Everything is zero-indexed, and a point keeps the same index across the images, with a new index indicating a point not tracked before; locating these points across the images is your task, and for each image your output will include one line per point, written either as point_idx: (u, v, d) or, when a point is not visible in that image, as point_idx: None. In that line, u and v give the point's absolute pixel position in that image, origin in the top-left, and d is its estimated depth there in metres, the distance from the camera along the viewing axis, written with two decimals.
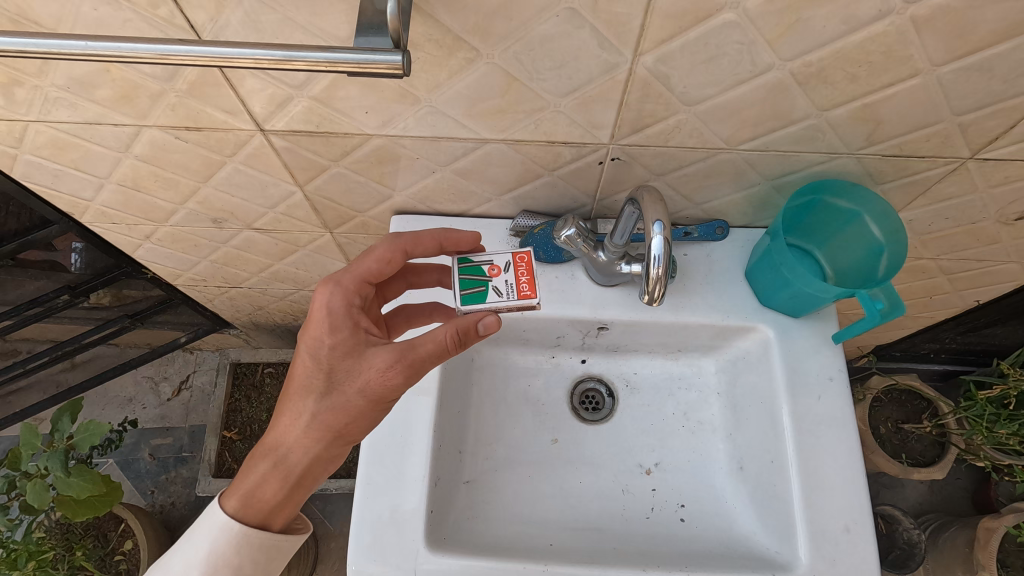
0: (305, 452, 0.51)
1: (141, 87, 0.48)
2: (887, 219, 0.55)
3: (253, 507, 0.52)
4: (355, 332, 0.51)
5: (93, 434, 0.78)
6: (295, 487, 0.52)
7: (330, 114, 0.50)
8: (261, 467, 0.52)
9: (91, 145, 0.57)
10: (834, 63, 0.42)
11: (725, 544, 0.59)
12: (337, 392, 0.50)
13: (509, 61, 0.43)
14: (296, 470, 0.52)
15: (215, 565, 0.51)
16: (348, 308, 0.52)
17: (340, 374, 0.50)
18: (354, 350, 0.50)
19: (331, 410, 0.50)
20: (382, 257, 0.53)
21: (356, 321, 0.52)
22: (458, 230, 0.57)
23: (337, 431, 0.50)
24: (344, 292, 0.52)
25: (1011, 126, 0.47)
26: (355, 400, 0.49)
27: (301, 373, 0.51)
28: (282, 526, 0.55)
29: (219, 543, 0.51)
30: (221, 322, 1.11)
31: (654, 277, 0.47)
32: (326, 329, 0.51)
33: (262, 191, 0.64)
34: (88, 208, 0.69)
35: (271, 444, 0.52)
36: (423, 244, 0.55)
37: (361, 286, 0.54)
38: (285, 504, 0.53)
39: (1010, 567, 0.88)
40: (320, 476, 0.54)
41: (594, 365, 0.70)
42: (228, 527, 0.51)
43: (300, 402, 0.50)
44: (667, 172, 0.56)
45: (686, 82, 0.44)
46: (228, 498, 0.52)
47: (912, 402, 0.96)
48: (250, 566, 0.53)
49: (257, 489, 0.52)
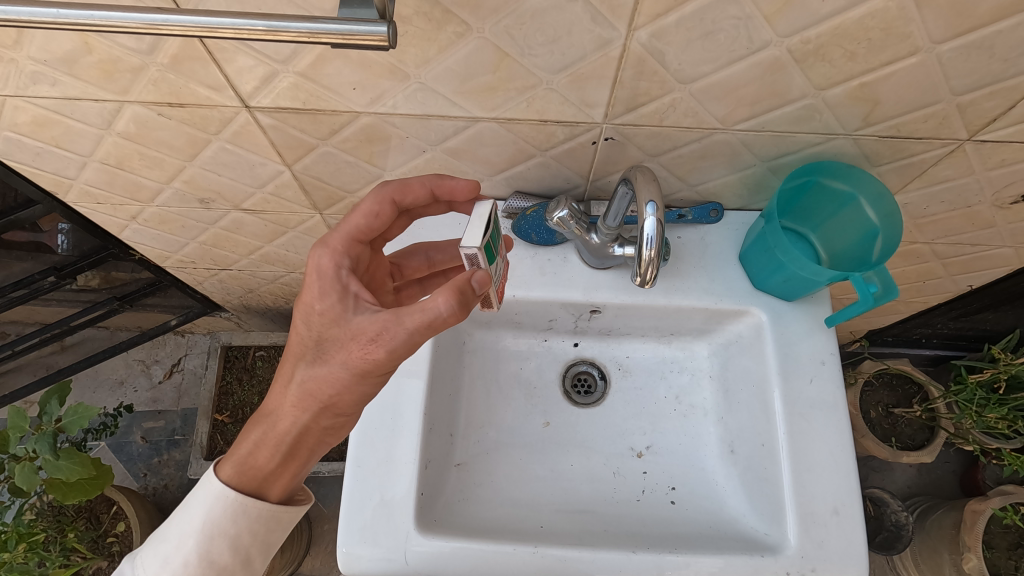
0: (294, 420, 0.51)
1: (121, 61, 0.47)
2: (882, 200, 0.54)
3: (248, 475, 0.52)
4: (343, 296, 0.50)
5: (82, 416, 0.77)
6: (289, 455, 0.52)
7: (316, 90, 0.49)
8: (255, 433, 0.52)
9: (72, 122, 0.55)
10: (832, 40, 0.41)
11: (714, 525, 0.59)
12: (322, 361, 0.49)
13: (499, 36, 0.42)
14: (286, 439, 0.51)
15: (211, 533, 0.50)
16: (337, 270, 0.51)
17: (328, 343, 0.49)
18: (340, 317, 0.49)
19: (316, 378, 0.49)
20: (369, 210, 0.54)
21: (345, 284, 0.51)
22: (451, 178, 0.55)
23: (323, 401, 0.50)
24: (333, 252, 0.52)
25: (1010, 107, 0.46)
26: (337, 370, 0.48)
27: (295, 340, 0.51)
28: (280, 497, 0.54)
29: (215, 512, 0.51)
30: (212, 305, 1.10)
31: (647, 258, 0.46)
32: (316, 294, 0.50)
33: (249, 170, 0.63)
34: (71, 187, 0.67)
35: (265, 411, 0.53)
36: (414, 191, 0.55)
37: (350, 244, 0.54)
38: (279, 472, 0.52)
39: (995, 549, 0.90)
40: (314, 449, 0.53)
41: (586, 348, 0.70)
42: (225, 495, 0.51)
43: (291, 368, 0.51)
44: (662, 152, 0.55)
45: (681, 58, 0.43)
46: (223, 465, 0.52)
47: (903, 387, 0.96)
48: (248, 537, 0.52)
49: (250, 455, 0.52)
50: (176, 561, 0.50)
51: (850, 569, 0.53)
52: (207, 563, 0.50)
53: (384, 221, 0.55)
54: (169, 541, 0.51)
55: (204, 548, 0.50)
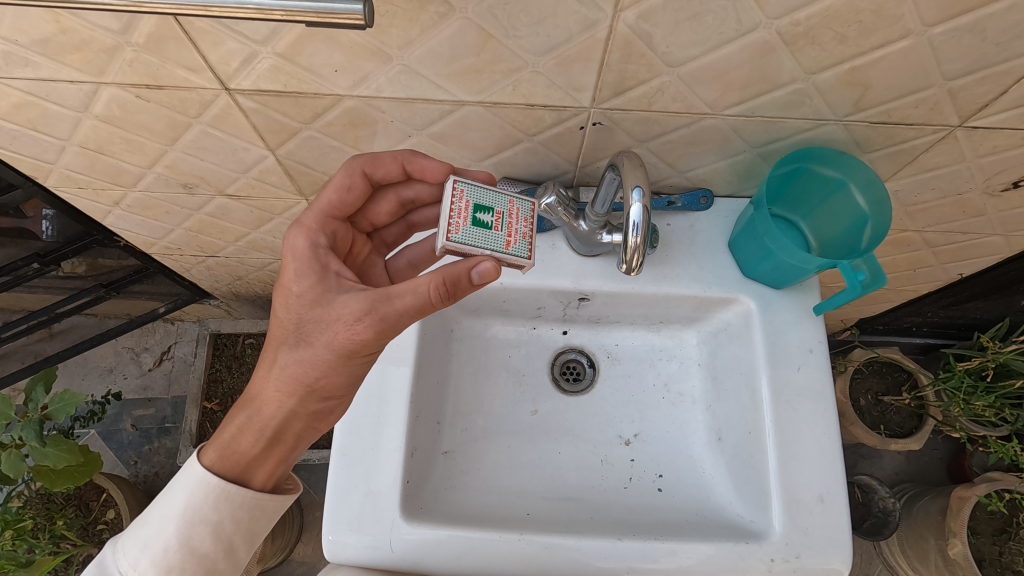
0: (280, 406, 0.51)
1: (95, 41, 0.45)
2: (873, 187, 0.53)
3: (231, 460, 0.51)
4: (323, 276, 0.51)
5: (69, 403, 0.76)
6: (273, 441, 0.52)
7: (297, 72, 0.48)
8: (239, 419, 0.52)
9: (48, 105, 0.54)
10: (822, 22, 0.40)
11: (701, 512, 0.59)
12: (305, 344, 0.50)
13: (483, 16, 0.41)
14: (271, 425, 0.52)
15: (192, 519, 0.49)
16: (314, 248, 0.53)
17: (310, 325, 0.49)
18: (322, 297, 0.50)
19: (301, 362, 0.50)
20: (341, 184, 0.55)
21: (324, 263, 0.52)
22: (424, 155, 0.54)
23: (309, 384, 0.51)
24: (307, 231, 0.53)
25: (1001, 93, 0.45)
26: (323, 353, 0.49)
27: (276, 326, 0.51)
28: (265, 485, 0.54)
29: (197, 498, 0.50)
30: (201, 292, 1.09)
31: (633, 245, 0.46)
32: (293, 276, 0.51)
33: (232, 155, 0.62)
34: (52, 172, 0.66)
35: (248, 397, 0.53)
36: (385, 164, 0.54)
37: (325, 222, 0.55)
38: (264, 458, 0.53)
39: (980, 535, 0.91)
40: (300, 436, 0.54)
41: (575, 337, 0.69)
42: (207, 480, 0.50)
43: (274, 352, 0.52)
44: (651, 138, 0.55)
45: (669, 41, 0.42)
46: (206, 450, 0.52)
47: (893, 374, 0.96)
48: (230, 525, 0.51)
49: (234, 440, 0.52)
50: (156, 547, 0.49)
51: (834, 555, 0.53)
52: (188, 549, 0.49)
53: (355, 195, 0.56)
54: (150, 525, 0.50)
55: (184, 534, 0.49)
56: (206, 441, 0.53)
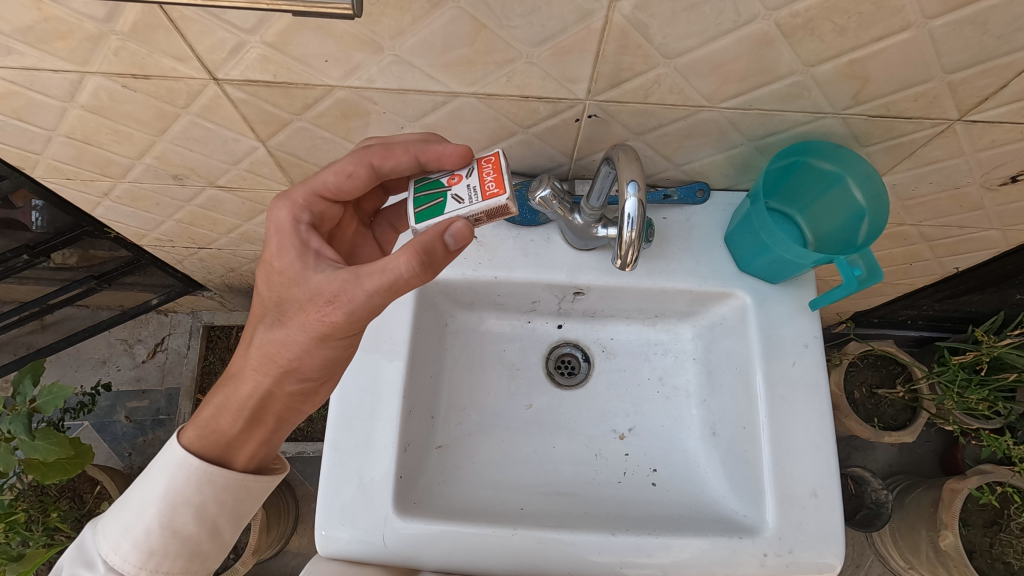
0: (255, 384, 0.51)
1: (79, 29, 0.44)
2: (870, 181, 0.53)
3: (211, 439, 0.51)
4: (303, 252, 0.49)
5: (57, 396, 0.75)
6: (253, 420, 0.52)
7: (287, 61, 0.47)
8: (218, 398, 0.52)
9: (32, 94, 0.53)
10: (822, 14, 0.40)
11: (694, 506, 0.59)
12: (281, 324, 0.50)
13: (476, 6, 0.40)
14: (249, 403, 0.51)
15: (175, 502, 0.48)
16: (296, 225, 0.51)
17: (288, 306, 0.49)
18: (299, 275, 0.49)
19: (275, 342, 0.50)
20: (342, 169, 0.51)
21: (305, 240, 0.50)
22: (441, 142, 0.48)
23: (284, 365, 0.51)
24: (292, 206, 0.51)
25: (1001, 86, 0.45)
26: (296, 332, 0.49)
27: (258, 302, 0.52)
28: (246, 466, 0.52)
29: (178, 480, 0.48)
30: (194, 284, 1.07)
31: (628, 240, 0.45)
32: (275, 251, 0.50)
33: (222, 146, 0.61)
34: (38, 162, 0.65)
35: (227, 376, 0.53)
36: (395, 156, 0.49)
37: (313, 199, 0.52)
38: (245, 438, 0.52)
39: (971, 526, 0.91)
40: (282, 417, 0.53)
41: (570, 331, 0.69)
42: (188, 462, 0.49)
43: (253, 331, 0.52)
44: (647, 130, 0.54)
45: (666, 32, 0.42)
46: (184, 431, 0.51)
47: (887, 367, 0.97)
48: (214, 507, 0.50)
49: (212, 419, 0.51)
50: (137, 530, 0.47)
51: (827, 550, 0.53)
52: (170, 532, 0.48)
53: (356, 182, 0.52)
54: (129, 508, 0.48)
55: (166, 517, 0.48)
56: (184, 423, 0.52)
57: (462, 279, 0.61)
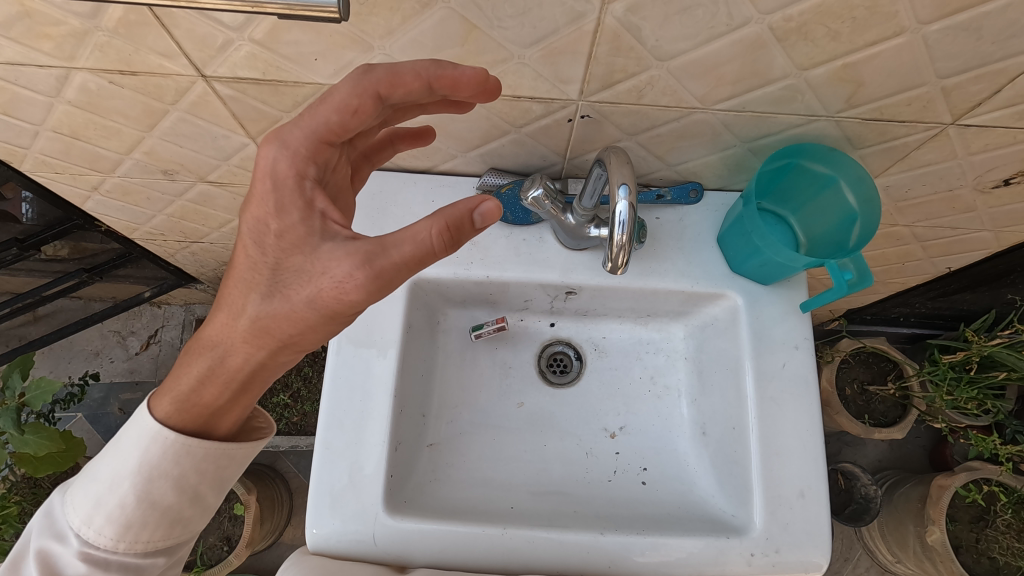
0: (247, 357, 0.46)
1: (62, 25, 0.43)
2: (862, 185, 0.53)
3: (190, 412, 0.48)
4: (308, 214, 0.45)
5: (46, 390, 0.75)
6: (241, 391, 0.48)
7: (275, 60, 0.46)
8: (199, 368, 0.47)
9: (18, 89, 0.52)
10: (815, 18, 0.39)
11: (684, 505, 0.60)
12: (281, 297, 0.44)
13: (466, 7, 0.40)
14: (239, 376, 0.47)
15: (150, 475, 0.47)
16: (300, 180, 0.46)
17: (288, 275, 0.44)
18: (305, 242, 0.44)
19: (273, 316, 0.44)
20: (346, 105, 0.44)
21: (310, 199, 0.45)
22: (455, 66, 0.42)
23: (281, 340, 0.45)
24: (295, 158, 0.45)
25: (995, 92, 0.44)
26: (303, 310, 0.43)
27: (245, 263, 0.45)
28: (230, 429, 0.51)
29: (153, 453, 0.47)
30: (186, 277, 1.07)
31: (619, 243, 0.45)
32: (272, 209, 0.45)
33: (212, 142, 0.60)
34: (26, 157, 0.64)
35: (208, 342, 0.47)
36: (406, 83, 0.43)
37: (317, 146, 0.46)
38: (229, 407, 0.49)
39: (958, 522, 0.93)
40: (269, 381, 0.50)
41: (562, 329, 0.69)
42: (162, 436, 0.47)
43: (242, 299, 0.45)
44: (639, 131, 0.54)
45: (659, 34, 0.41)
46: (161, 401, 0.48)
47: (878, 364, 0.97)
48: (194, 476, 0.49)
49: (195, 392, 0.48)
50: (111, 504, 0.47)
51: (815, 550, 0.54)
52: (149, 504, 0.47)
53: (363, 118, 0.45)
54: (100, 481, 0.47)
55: (143, 490, 0.47)
56: (161, 388, 0.49)
57: (453, 278, 0.61)
